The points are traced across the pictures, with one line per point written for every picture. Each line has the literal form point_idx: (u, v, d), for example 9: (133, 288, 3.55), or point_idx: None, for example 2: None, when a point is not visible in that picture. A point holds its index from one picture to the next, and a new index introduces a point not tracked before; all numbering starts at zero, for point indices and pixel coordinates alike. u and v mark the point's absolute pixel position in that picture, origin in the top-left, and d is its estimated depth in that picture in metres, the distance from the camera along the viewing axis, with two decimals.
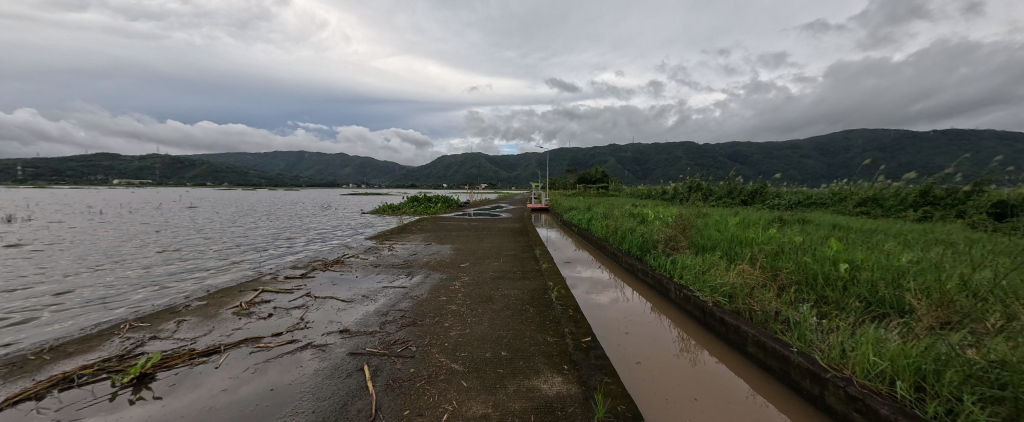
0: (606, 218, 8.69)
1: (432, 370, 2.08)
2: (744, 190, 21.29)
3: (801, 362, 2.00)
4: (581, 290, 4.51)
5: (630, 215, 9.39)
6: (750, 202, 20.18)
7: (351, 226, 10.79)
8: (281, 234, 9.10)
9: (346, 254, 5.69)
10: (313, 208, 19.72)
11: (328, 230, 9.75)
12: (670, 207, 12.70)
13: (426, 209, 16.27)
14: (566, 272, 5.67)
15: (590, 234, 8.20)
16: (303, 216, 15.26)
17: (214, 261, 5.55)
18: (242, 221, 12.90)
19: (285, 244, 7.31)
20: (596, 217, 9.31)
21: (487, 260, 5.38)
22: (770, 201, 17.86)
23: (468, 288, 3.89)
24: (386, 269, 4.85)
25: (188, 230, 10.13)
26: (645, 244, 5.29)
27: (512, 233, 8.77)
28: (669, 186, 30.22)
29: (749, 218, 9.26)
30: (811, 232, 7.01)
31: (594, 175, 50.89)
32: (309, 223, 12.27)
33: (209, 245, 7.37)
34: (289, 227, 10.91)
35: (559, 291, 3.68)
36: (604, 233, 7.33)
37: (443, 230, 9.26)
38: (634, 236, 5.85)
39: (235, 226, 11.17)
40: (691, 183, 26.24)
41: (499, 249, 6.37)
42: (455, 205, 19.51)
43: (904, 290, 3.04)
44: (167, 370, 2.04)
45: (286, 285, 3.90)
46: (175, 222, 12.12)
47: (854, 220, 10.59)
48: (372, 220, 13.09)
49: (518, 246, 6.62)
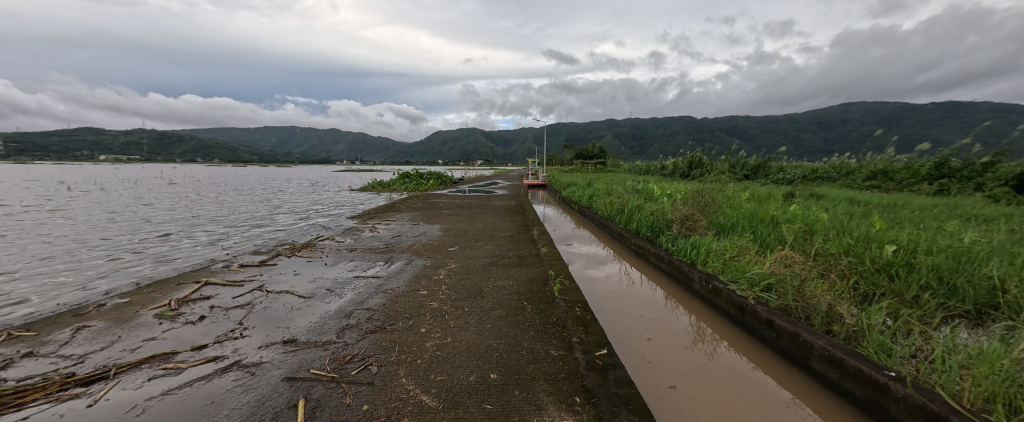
0: (609, 195, 8.06)
1: (391, 410, 1.47)
2: (746, 164, 20.65)
3: (909, 394, 1.39)
4: (584, 275, 3.96)
5: (634, 191, 8.75)
6: (752, 177, 19.61)
7: (336, 205, 10.11)
8: (257, 214, 8.41)
9: (320, 236, 5.06)
10: (300, 185, 18.86)
11: (310, 209, 9.08)
12: (674, 183, 12.11)
13: (418, 186, 15.57)
14: (567, 254, 5.10)
15: (591, 213, 7.59)
16: (288, 194, 14.51)
17: (170, 244, 4.90)
18: (220, 199, 12.15)
19: (257, 225, 6.65)
20: (597, 193, 8.70)
21: (480, 243, 4.76)
22: (773, 176, 17.30)
23: (455, 278, 3.28)
24: (362, 254, 4.24)
25: (158, 209, 9.41)
26: (657, 223, 4.68)
27: (507, 211, 8.16)
28: (668, 161, 29.46)
29: (761, 193, 8.66)
30: (833, 208, 6.45)
31: (592, 150, 49.78)
32: (292, 202, 11.56)
33: (173, 226, 6.70)
34: (270, 206, 10.22)
35: (562, 281, 3.10)
36: (607, 211, 6.72)
37: (433, 208, 8.61)
38: (643, 215, 5.24)
39: (211, 205, 10.44)
40: (691, 158, 25.46)
41: (493, 230, 5.77)
42: (449, 182, 18.77)
43: (985, 280, 2.47)
44: (13, 414, 1.42)
45: (239, 276, 3.28)
46: (148, 201, 11.34)
47: (866, 194, 10.04)
48: (360, 197, 12.41)
49: (514, 227, 6.02)
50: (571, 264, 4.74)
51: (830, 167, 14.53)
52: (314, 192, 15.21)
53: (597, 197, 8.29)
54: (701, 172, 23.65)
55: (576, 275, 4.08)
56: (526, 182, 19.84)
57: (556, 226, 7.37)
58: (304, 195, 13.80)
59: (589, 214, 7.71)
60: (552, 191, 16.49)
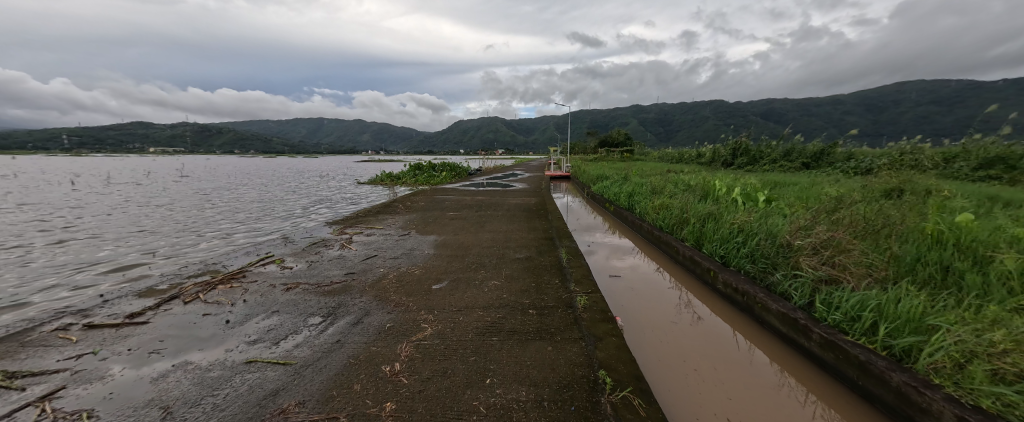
0: (655, 194, 6.24)
1: None
2: (805, 150, 17.81)
3: None
4: (649, 337, 2.33)
5: (688, 188, 6.89)
6: (813, 166, 16.89)
7: (331, 203, 8.92)
8: (237, 214, 7.32)
9: (268, 257, 3.70)
10: (311, 178, 18.05)
11: (298, 209, 7.90)
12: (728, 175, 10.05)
13: (429, 179, 14.29)
14: (609, 283, 3.46)
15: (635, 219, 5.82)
16: (293, 188, 13.62)
17: (75, 265, 3.71)
18: (218, 195, 11.33)
19: (219, 231, 5.46)
20: (639, 190, 6.93)
21: (482, 276, 3.19)
22: (844, 164, 14.58)
23: (420, 377, 1.73)
24: (302, 294, 2.80)
25: (142, 207, 8.57)
26: (765, 250, 2.92)
27: (526, 214, 6.57)
28: (707, 147, 26.62)
29: (863, 190, 6.54)
30: (1001, 214, 4.42)
31: (618, 138, 46.83)
32: (289, 197, 10.53)
33: (125, 231, 5.63)
34: (261, 203, 9.19)
35: (629, 403, 1.49)
36: (661, 217, 4.97)
37: (436, 209, 7.18)
38: (731, 231, 3.49)
39: (203, 201, 9.57)
40: (736, 145, 22.70)
41: (505, 247, 4.20)
42: (465, 174, 17.38)
43: None
44: None
45: (57, 353, 1.91)
46: (144, 196, 10.67)
47: (1003, 187, 7.58)
48: (364, 193, 11.23)
49: (534, 241, 4.42)
50: (617, 297, 3.10)
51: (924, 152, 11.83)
52: (320, 186, 14.25)
53: (641, 196, 6.50)
54: (747, 160, 20.97)
55: (632, 330, 2.45)
56: (548, 173, 18.14)
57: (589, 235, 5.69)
58: (307, 190, 12.85)
59: (631, 219, 5.94)
60: (577, 184, 14.73)
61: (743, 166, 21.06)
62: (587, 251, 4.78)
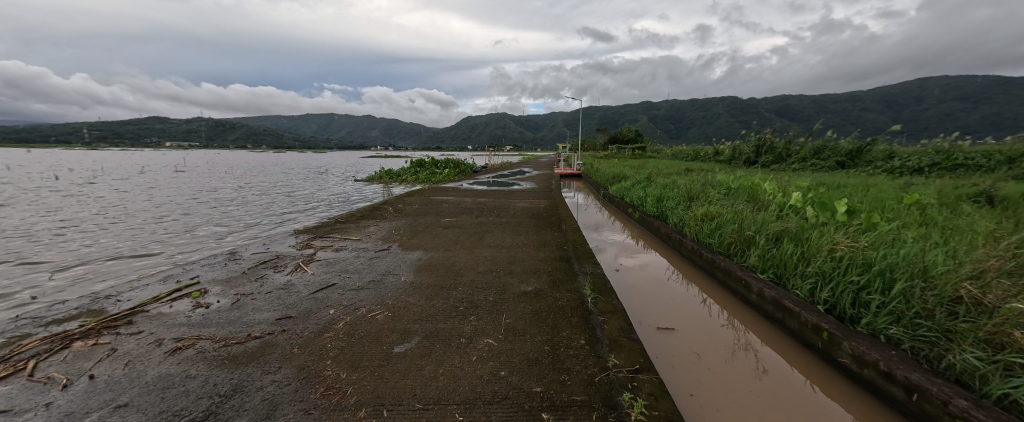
0: (691, 202, 5.14)
1: None
2: (839, 148, 16.33)
3: None
4: None
5: (730, 192, 5.76)
6: (848, 165, 15.44)
7: (318, 204, 8.02)
8: (205, 218, 6.44)
9: (188, 287, 2.75)
10: (308, 174, 17.26)
11: (277, 212, 7.01)
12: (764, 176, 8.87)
13: (430, 177, 13.33)
14: (651, 327, 2.40)
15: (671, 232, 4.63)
16: (286, 186, 12.80)
17: None
18: (203, 193, 10.55)
19: (165, 241, 4.55)
20: (670, 194, 5.84)
21: (472, 330, 2.16)
22: (889, 163, 13.13)
23: None
24: (190, 362, 1.81)
25: (111, 207, 7.79)
26: (920, 306, 1.80)
27: (533, 221, 5.53)
28: (726, 145, 25.13)
29: (948, 198, 5.34)
30: None
31: (629, 134, 45.27)
32: (275, 197, 9.64)
33: (60, 238, 4.77)
34: (241, 204, 8.32)
35: None
36: (709, 231, 3.88)
37: (430, 215, 6.18)
38: (835, 265, 2.37)
39: (181, 201, 8.76)
40: (760, 142, 21.18)
41: (508, 274, 3.16)
42: (468, 171, 16.40)
43: None
44: None
45: None
46: (124, 195, 9.94)
47: None
48: (358, 192, 10.32)
49: (545, 265, 3.37)
50: (668, 356, 2.03)
51: (989, 150, 10.38)
52: (315, 183, 13.42)
53: (672, 203, 5.40)
54: (773, 158, 19.47)
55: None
56: (558, 171, 17.04)
57: (611, 250, 4.63)
58: (300, 188, 12.01)
59: (666, 233, 4.76)
60: (589, 183, 13.63)
61: (769, 165, 19.57)
62: (612, 272, 3.73)
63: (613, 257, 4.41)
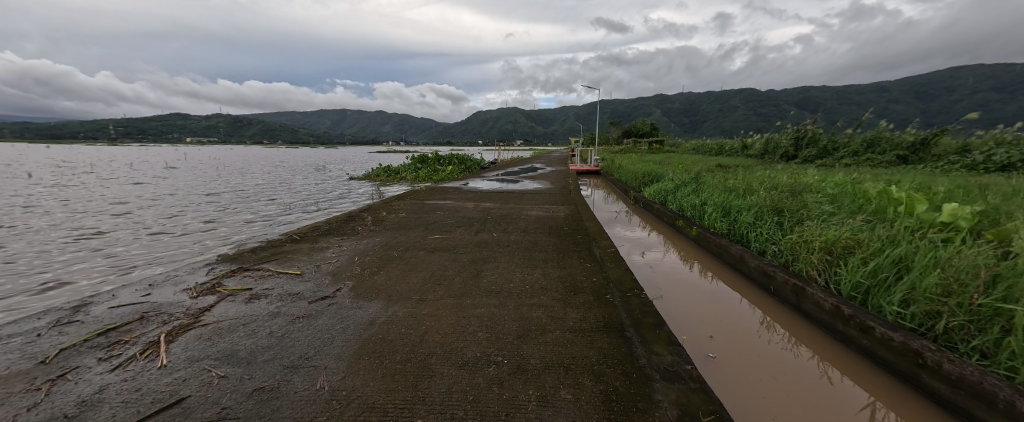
0: (784, 220, 3.53)
1: None
2: (898, 141, 14.22)
3: None
4: None
5: (822, 197, 4.14)
6: (909, 160, 13.40)
7: (291, 211, 6.71)
8: (143, 231, 5.19)
9: None
10: (303, 172, 16.08)
11: (234, 223, 5.70)
12: (835, 174, 7.15)
13: (431, 174, 11.94)
14: None
15: (762, 264, 2.96)
16: (272, 185, 11.57)
17: None
18: (179, 195, 9.47)
19: (39, 275, 3.26)
20: (738, 203, 4.27)
21: None
22: (970, 156, 11.09)
23: None
24: None
25: (47, 217, 6.56)
26: None
27: (553, 242, 4.03)
28: (757, 140, 23.00)
29: None
30: None
31: (643, 127, 43.10)
32: (249, 200, 8.35)
33: None
34: (206, 210, 7.10)
35: None
36: (851, 278, 2.32)
37: (417, 228, 4.76)
38: None
39: (142, 206, 7.63)
40: (799, 134, 18.92)
41: (516, 374, 1.68)
42: (474, 168, 14.98)
43: None
44: None
45: None
46: (90, 198, 8.91)
47: None
48: (346, 193, 9.00)
49: (584, 351, 1.87)
50: None
51: None
52: (306, 182, 12.21)
53: (751, 219, 3.79)
54: (816, 151, 17.37)
55: None
56: (572, 167, 15.49)
57: (666, 290, 3.07)
58: (287, 188, 10.78)
59: (752, 265, 3.09)
60: (610, 181, 12.07)
61: (811, 160, 17.40)
62: (679, 331, 2.24)
63: (673, 298, 2.88)
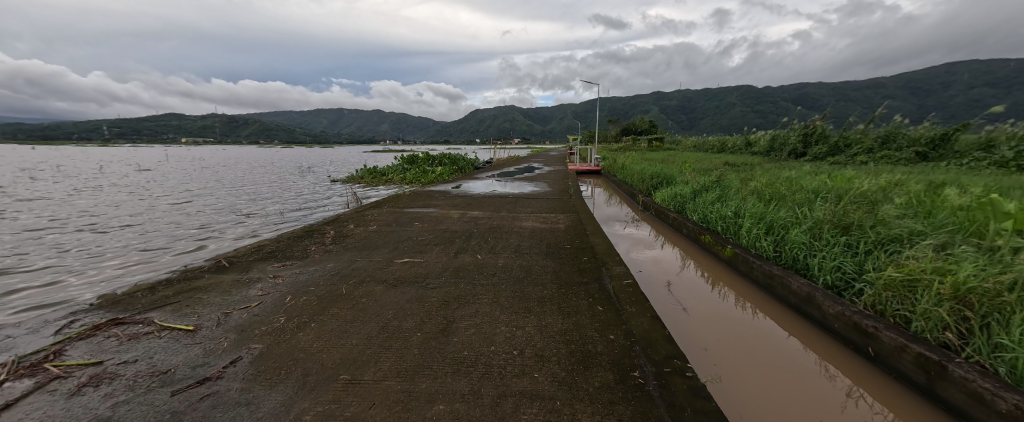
0: (858, 244, 2.65)
1: None
2: (915, 136, 13.39)
3: None
4: None
5: (889, 204, 3.26)
6: (927, 157, 12.59)
7: (249, 223, 5.83)
8: (55, 253, 4.28)
9: None
10: (286, 174, 15.13)
11: (174, 240, 4.82)
12: (868, 174, 6.32)
13: (420, 176, 11.03)
14: None
15: (850, 315, 2.05)
16: (245, 189, 10.64)
17: None
18: (136, 202, 8.54)
19: None
20: (781, 216, 3.41)
21: None
22: (999, 152, 10.26)
23: None
24: None
25: None
26: None
27: (552, 268, 3.16)
28: (761, 137, 22.22)
29: None
30: None
31: (641, 125, 42.28)
32: (210, 208, 7.46)
33: None
34: (154, 222, 6.19)
35: None
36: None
37: (384, 248, 3.90)
38: None
39: (84, 218, 6.70)
40: (808, 130, 18.09)
41: None
42: (467, 168, 14.09)
43: None
44: None
45: None
46: (36, 206, 8.00)
47: None
48: (323, 199, 8.12)
49: None
50: None
51: None
52: (285, 185, 11.30)
53: (808, 239, 2.91)
54: (826, 148, 16.55)
55: None
56: (571, 167, 14.63)
57: (706, 340, 2.18)
58: (260, 192, 9.85)
59: (831, 312, 2.17)
60: (612, 183, 11.23)
61: (821, 157, 16.56)
62: None
63: (720, 357, 1.99)
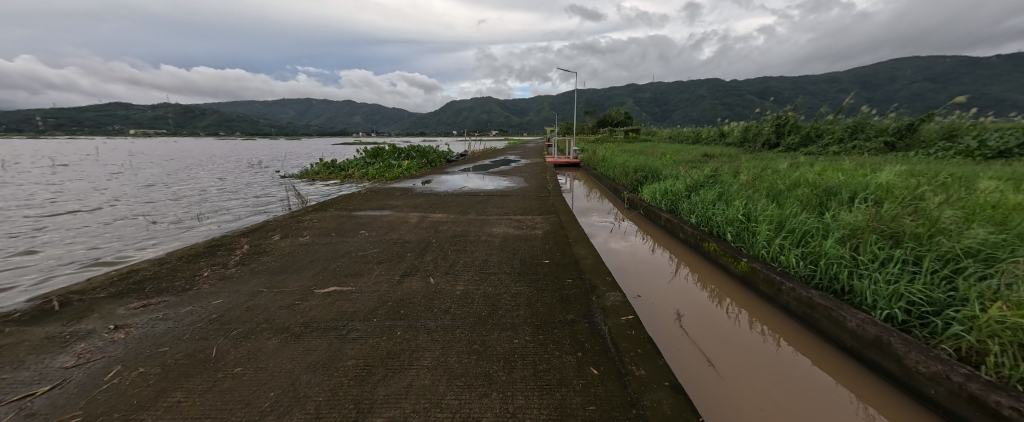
0: (922, 262, 2.03)
1: None
2: (883, 127, 13.56)
3: None
4: None
5: (928, 202, 2.69)
6: (894, 146, 12.75)
7: (153, 233, 4.69)
8: None
9: None
10: (233, 170, 13.49)
11: (34, 259, 3.67)
12: (860, 164, 5.95)
13: (383, 171, 9.91)
14: None
15: (959, 382, 1.35)
16: (176, 189, 9.17)
17: None
18: (24, 208, 7.00)
19: None
20: (805, 222, 2.79)
21: None
22: (964, 140, 10.36)
23: None
24: None
25: None
26: None
27: (526, 299, 2.36)
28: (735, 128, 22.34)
29: None
30: None
31: (618, 116, 42.16)
32: (116, 213, 6.15)
33: None
34: (28, 232, 4.90)
35: None
36: None
37: (308, 270, 2.97)
38: None
39: None
40: (781, 120, 18.22)
41: None
42: (438, 162, 13.04)
43: None
44: None
45: None
46: None
47: None
48: (264, 199, 6.95)
49: None
50: None
51: None
52: (225, 183, 9.88)
53: (849, 253, 2.28)
54: (799, 139, 16.67)
55: None
56: (548, 160, 13.88)
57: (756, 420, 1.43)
58: (191, 192, 8.47)
59: (924, 373, 1.48)
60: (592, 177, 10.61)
61: (794, 148, 16.67)
62: None
63: None
